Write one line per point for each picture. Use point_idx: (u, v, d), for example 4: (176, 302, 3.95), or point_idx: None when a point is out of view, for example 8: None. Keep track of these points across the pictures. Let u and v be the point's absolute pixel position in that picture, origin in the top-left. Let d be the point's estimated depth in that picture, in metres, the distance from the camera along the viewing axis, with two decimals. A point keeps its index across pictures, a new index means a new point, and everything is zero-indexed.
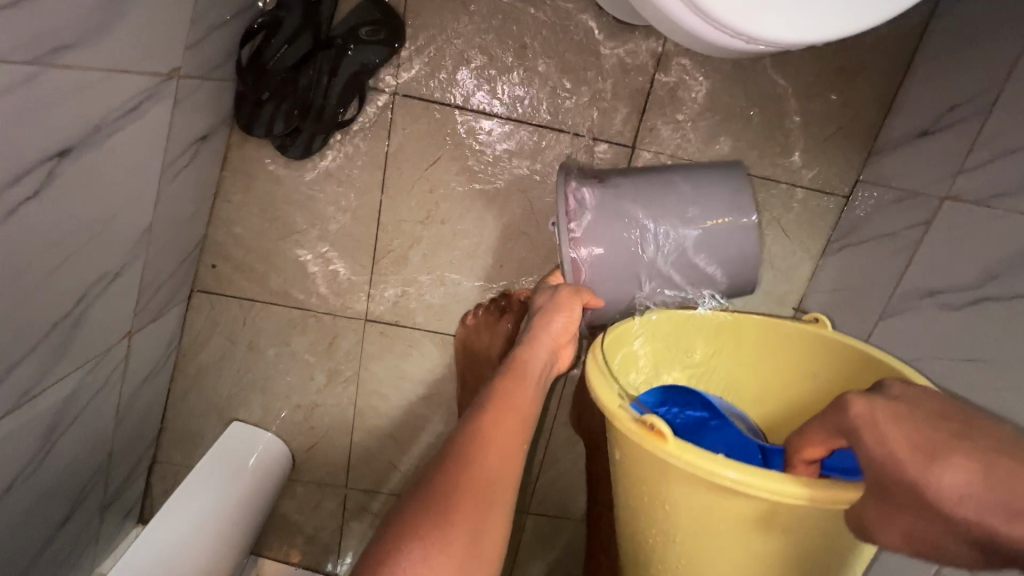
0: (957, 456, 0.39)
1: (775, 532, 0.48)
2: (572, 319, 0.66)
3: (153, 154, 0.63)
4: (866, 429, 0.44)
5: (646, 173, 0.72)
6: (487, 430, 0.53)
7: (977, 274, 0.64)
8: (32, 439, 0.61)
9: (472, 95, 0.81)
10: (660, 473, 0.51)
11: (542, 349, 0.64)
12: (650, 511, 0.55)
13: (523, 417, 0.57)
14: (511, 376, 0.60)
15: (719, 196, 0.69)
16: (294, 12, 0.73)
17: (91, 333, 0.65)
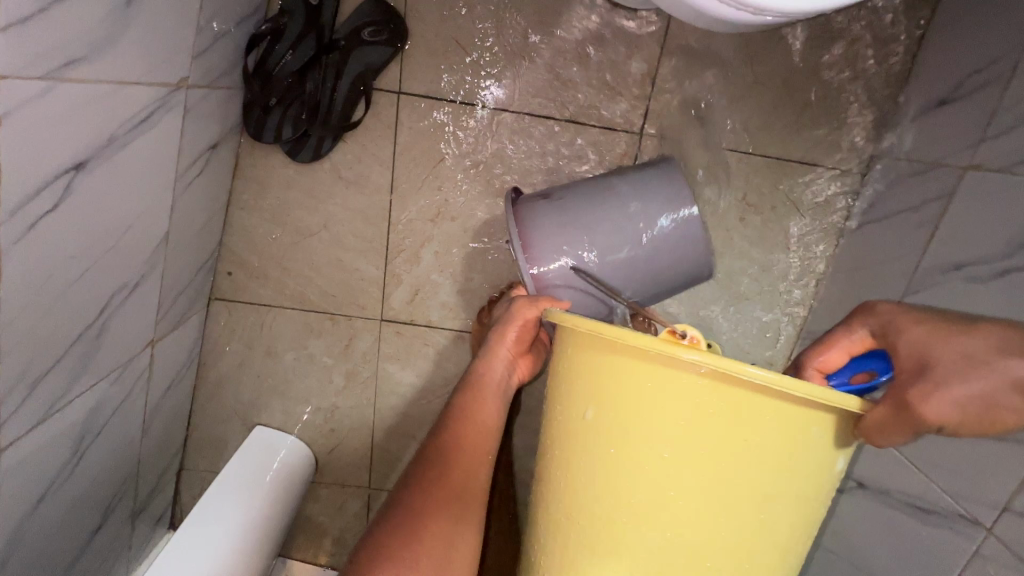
0: (981, 328, 0.39)
1: (775, 477, 0.42)
2: (526, 329, 0.66)
3: (165, 165, 0.64)
4: (897, 318, 0.43)
5: (589, 181, 0.74)
6: (449, 448, 0.58)
7: (1004, 245, 0.62)
8: (61, 448, 0.62)
9: (477, 89, 0.81)
10: (646, 406, 0.42)
11: (499, 362, 0.65)
12: (631, 478, 0.44)
13: (482, 429, 0.61)
14: (469, 392, 0.63)
15: (657, 190, 0.71)
16: (296, 19, 0.74)
17: (114, 343, 0.66)
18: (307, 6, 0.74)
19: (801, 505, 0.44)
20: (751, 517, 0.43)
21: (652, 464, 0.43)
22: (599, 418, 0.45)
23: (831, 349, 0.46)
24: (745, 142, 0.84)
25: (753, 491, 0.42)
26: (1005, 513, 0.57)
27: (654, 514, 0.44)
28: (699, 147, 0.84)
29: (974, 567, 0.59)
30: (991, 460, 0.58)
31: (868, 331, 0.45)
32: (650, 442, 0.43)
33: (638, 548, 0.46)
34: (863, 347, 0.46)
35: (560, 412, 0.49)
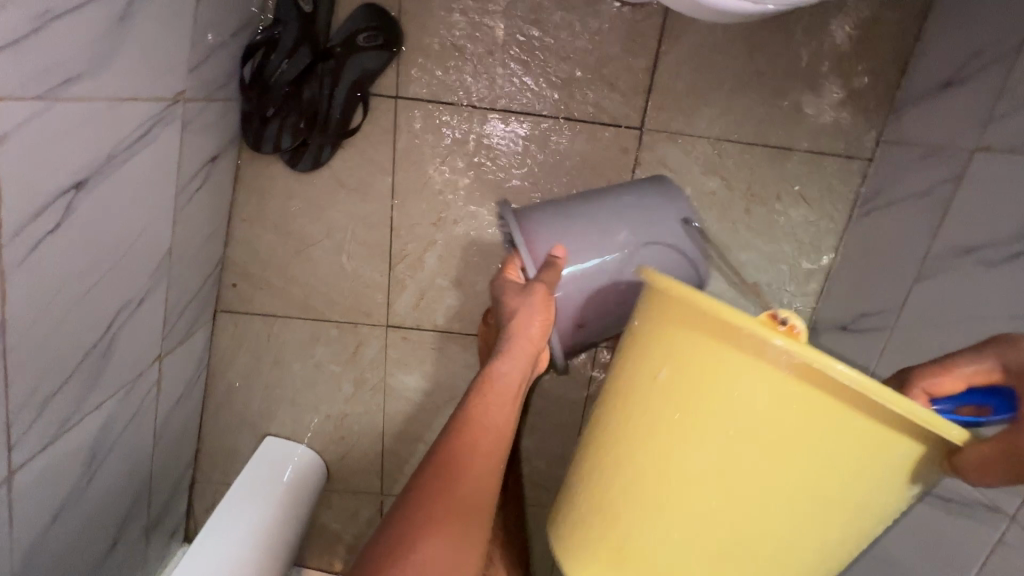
0: None
1: (831, 478, 0.41)
2: (549, 324, 0.63)
3: (166, 179, 0.64)
4: None
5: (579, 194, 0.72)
6: (463, 455, 0.56)
7: (1017, 226, 0.61)
8: (73, 467, 0.62)
9: (475, 91, 0.80)
10: (725, 385, 0.42)
11: (516, 361, 0.61)
12: (687, 454, 0.44)
13: (498, 437, 0.58)
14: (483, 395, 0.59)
15: (643, 195, 0.68)
16: (290, 28, 0.73)
17: (121, 360, 0.66)
18: (300, 14, 0.73)
19: (848, 522, 0.43)
20: (795, 514, 0.43)
21: (711, 445, 0.43)
22: (669, 384, 0.45)
23: (949, 374, 0.43)
24: (748, 133, 0.83)
25: (800, 498, 0.42)
26: None
27: (702, 495, 0.44)
28: (701, 139, 0.83)
29: (997, 554, 0.58)
30: None
31: (1004, 366, 0.41)
32: (719, 423, 0.42)
33: (671, 522, 0.46)
34: (986, 379, 0.42)
35: (627, 374, 0.49)
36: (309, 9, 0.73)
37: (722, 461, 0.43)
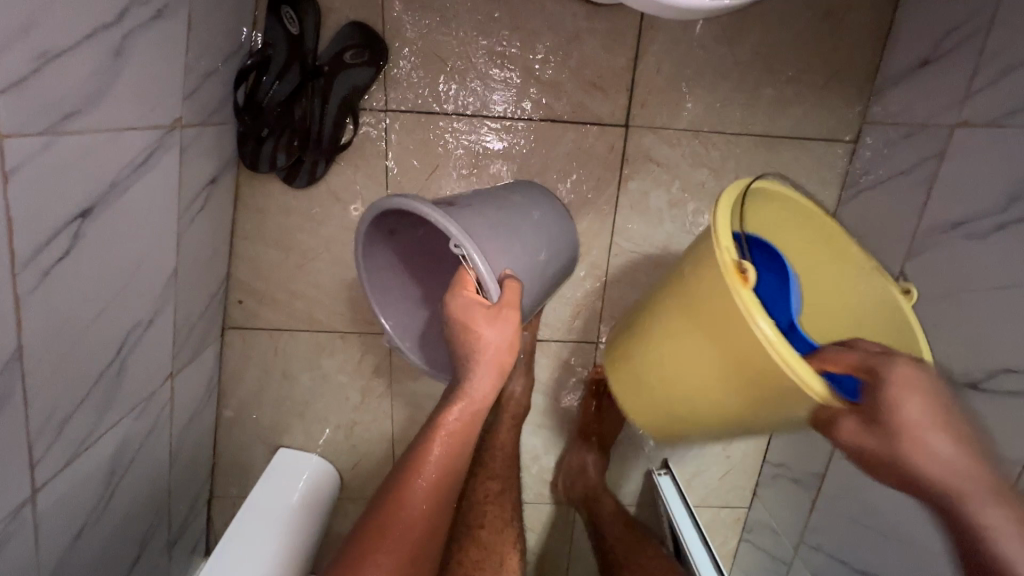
0: (940, 435, 0.49)
1: (736, 374, 0.61)
2: (496, 371, 0.66)
3: (168, 203, 0.67)
4: (903, 385, 0.51)
5: (472, 194, 0.73)
6: (413, 476, 0.66)
7: (1000, 197, 0.61)
8: (94, 484, 0.65)
9: (462, 99, 0.82)
10: (705, 291, 0.62)
11: (487, 379, 0.65)
12: (671, 320, 0.68)
13: (448, 461, 0.66)
14: (444, 420, 0.65)
15: (528, 197, 0.76)
16: (279, 50, 0.76)
17: (135, 380, 0.69)
18: (288, 36, 0.75)
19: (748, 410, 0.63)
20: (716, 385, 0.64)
21: (686, 324, 0.65)
22: (685, 275, 0.66)
23: (840, 359, 0.57)
24: (731, 123, 0.84)
25: (728, 383, 0.62)
26: None
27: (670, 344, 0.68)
28: (686, 133, 0.84)
29: None
30: (1011, 414, 0.58)
31: (869, 371, 0.54)
32: (694, 312, 0.64)
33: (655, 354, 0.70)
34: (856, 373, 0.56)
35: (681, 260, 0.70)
36: (296, 31, 0.75)
37: (695, 337, 0.64)
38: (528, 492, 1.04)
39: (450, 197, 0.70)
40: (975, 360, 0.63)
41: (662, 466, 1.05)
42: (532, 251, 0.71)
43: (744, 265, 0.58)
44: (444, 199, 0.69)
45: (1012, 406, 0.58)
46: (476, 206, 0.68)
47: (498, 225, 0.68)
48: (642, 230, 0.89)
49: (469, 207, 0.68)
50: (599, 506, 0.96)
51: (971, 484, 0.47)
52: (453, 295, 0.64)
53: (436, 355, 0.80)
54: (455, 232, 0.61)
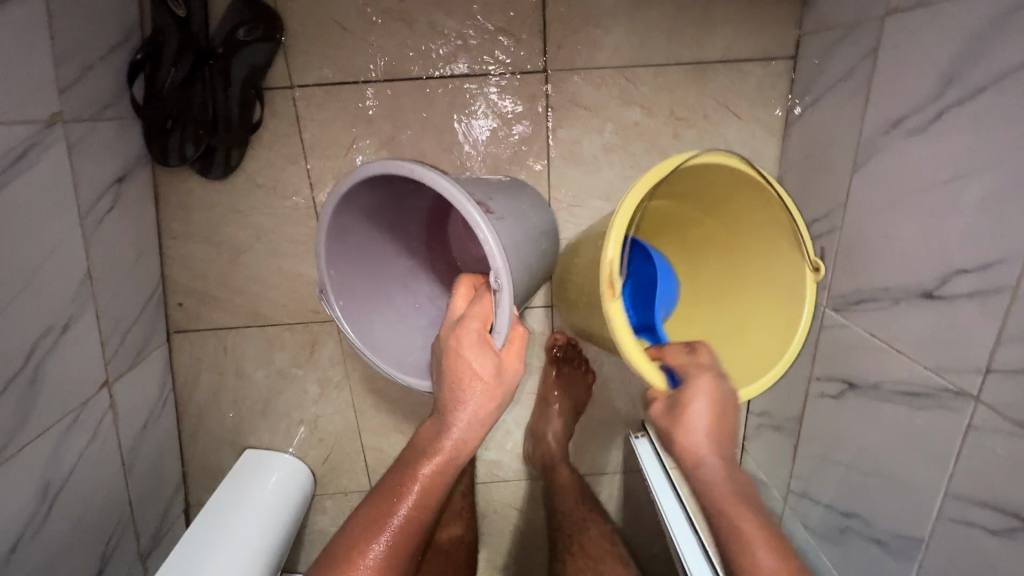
0: (711, 434, 0.61)
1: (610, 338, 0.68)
2: (488, 408, 0.60)
3: (64, 203, 0.65)
4: (703, 386, 0.62)
5: (494, 196, 0.66)
6: (377, 525, 0.58)
7: (934, 83, 0.55)
8: (24, 496, 0.64)
9: (368, 64, 0.78)
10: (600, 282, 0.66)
11: (471, 431, 0.60)
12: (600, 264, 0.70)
13: (420, 514, 0.59)
14: (424, 467, 0.59)
15: (527, 211, 0.72)
16: (168, 36, 0.72)
17: (58, 387, 0.67)
18: (175, 20, 0.72)
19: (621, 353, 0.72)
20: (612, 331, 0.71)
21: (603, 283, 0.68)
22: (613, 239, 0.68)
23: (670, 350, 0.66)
24: (657, 55, 0.79)
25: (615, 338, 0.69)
26: (990, 375, 0.51)
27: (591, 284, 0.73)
28: (610, 72, 0.79)
29: (969, 441, 0.53)
30: (969, 319, 0.52)
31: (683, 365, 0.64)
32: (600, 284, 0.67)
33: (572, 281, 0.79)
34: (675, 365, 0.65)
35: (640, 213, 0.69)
36: (182, 12, 0.72)
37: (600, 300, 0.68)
38: (505, 470, 1.01)
39: (481, 194, 0.63)
40: (930, 264, 0.57)
41: (639, 429, 0.99)
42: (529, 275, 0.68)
43: (614, 280, 0.60)
44: (476, 193, 0.62)
45: (970, 305, 0.52)
46: (504, 220, 0.63)
47: (519, 250, 0.63)
48: (580, 181, 0.84)
49: (502, 221, 0.62)
50: (554, 476, 0.93)
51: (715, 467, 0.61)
52: (467, 322, 0.58)
53: (370, 328, 0.70)
54: (500, 267, 0.56)
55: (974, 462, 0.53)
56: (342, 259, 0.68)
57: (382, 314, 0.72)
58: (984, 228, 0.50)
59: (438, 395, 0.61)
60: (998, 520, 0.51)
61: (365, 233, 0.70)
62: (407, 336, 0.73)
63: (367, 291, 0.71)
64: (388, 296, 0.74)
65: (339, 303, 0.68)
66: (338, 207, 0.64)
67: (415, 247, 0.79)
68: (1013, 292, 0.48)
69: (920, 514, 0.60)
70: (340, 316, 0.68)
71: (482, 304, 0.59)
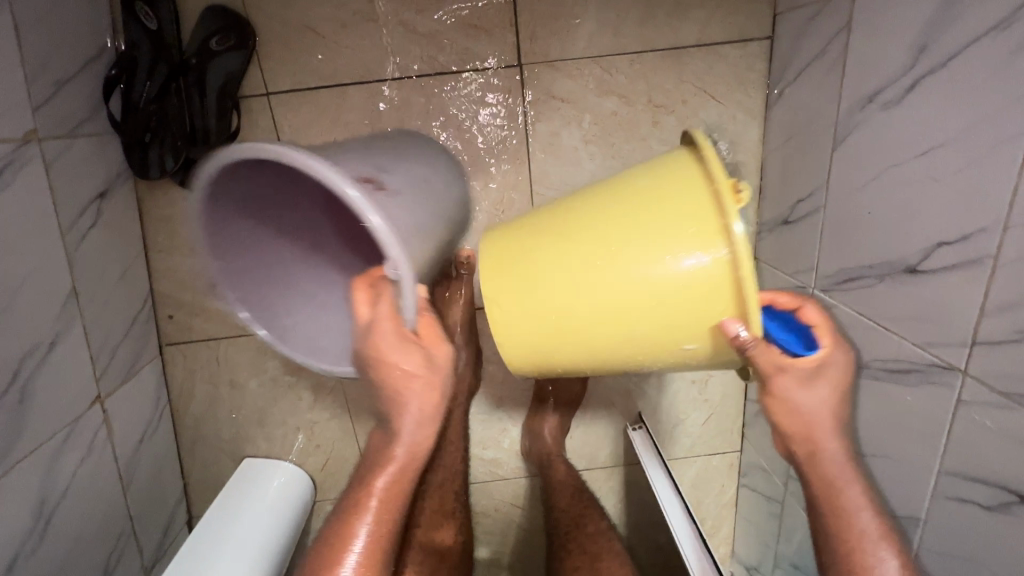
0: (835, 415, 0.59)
1: (690, 276, 0.55)
2: (428, 406, 0.61)
3: (43, 220, 0.65)
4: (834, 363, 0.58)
5: (381, 167, 0.62)
6: (346, 544, 0.60)
7: (906, 54, 0.54)
8: (20, 513, 0.64)
9: (342, 67, 0.78)
10: (682, 210, 0.56)
11: (420, 431, 0.61)
12: (618, 213, 0.59)
13: (385, 521, 0.62)
14: (380, 479, 0.61)
15: (426, 177, 0.68)
16: (142, 50, 0.73)
17: (48, 403, 0.68)
18: (148, 34, 0.73)
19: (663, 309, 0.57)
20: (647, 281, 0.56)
21: (647, 222, 0.57)
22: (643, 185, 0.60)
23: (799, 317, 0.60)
24: (631, 42, 0.78)
25: (675, 283, 0.55)
26: (976, 348, 0.50)
27: (602, 235, 0.58)
28: (585, 61, 0.79)
29: (960, 416, 0.52)
30: (954, 291, 0.51)
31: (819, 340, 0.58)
32: (657, 217, 0.57)
33: (535, 253, 0.62)
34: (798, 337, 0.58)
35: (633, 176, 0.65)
36: (154, 26, 0.73)
37: (655, 235, 0.56)
38: (504, 468, 1.01)
39: (369, 169, 0.59)
40: (912, 239, 0.56)
41: (636, 421, 0.99)
42: (429, 251, 0.65)
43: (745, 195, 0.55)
44: (359, 172, 0.57)
45: (953, 277, 0.51)
46: (390, 196, 0.58)
47: (418, 229, 0.61)
48: (562, 174, 0.83)
49: (395, 198, 0.59)
50: (550, 472, 0.94)
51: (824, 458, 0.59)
52: (379, 328, 0.56)
53: (276, 318, 0.65)
54: (397, 255, 0.51)
55: (966, 437, 0.52)
56: (231, 243, 0.61)
57: (286, 301, 0.67)
58: (962, 198, 0.49)
59: (380, 404, 0.62)
60: (993, 495, 0.50)
61: (251, 224, 0.65)
62: (320, 322, 0.70)
63: (266, 280, 0.66)
64: (292, 281, 0.69)
65: (232, 295, 0.62)
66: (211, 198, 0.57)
67: (314, 215, 0.72)
68: (994, 261, 0.47)
69: (915, 493, 0.59)
70: (239, 308, 0.62)
71: (385, 302, 0.56)
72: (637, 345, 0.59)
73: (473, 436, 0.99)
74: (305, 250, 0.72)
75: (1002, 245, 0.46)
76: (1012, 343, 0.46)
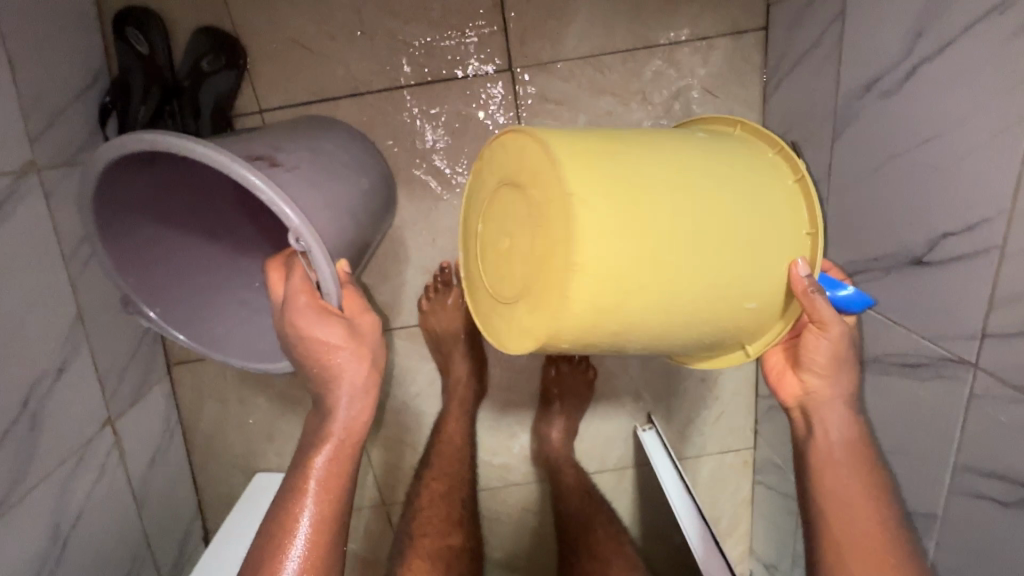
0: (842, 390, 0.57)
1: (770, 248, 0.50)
2: (357, 378, 0.58)
3: (46, 249, 0.66)
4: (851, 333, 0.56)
5: (294, 150, 0.64)
6: (287, 532, 0.56)
7: (902, 42, 0.53)
8: (36, 537, 0.65)
9: (334, 81, 0.78)
10: (759, 174, 0.52)
11: (355, 407, 0.58)
12: (696, 162, 0.50)
13: (328, 506, 0.57)
14: (317, 459, 0.57)
15: (341, 160, 0.70)
16: (135, 75, 0.74)
17: (58, 429, 0.69)
18: (140, 59, 0.74)
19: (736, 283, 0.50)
20: (732, 247, 0.49)
21: (727, 180, 0.50)
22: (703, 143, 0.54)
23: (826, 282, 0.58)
24: (623, 40, 0.77)
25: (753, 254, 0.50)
26: (986, 340, 0.48)
27: (687, 184, 0.49)
28: (577, 62, 0.78)
29: (973, 410, 0.51)
30: (962, 282, 0.50)
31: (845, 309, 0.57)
32: (737, 178, 0.51)
33: (614, 185, 0.46)
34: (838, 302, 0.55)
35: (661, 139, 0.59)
36: (146, 50, 0.74)
37: (738, 198, 0.50)
38: (514, 473, 1.01)
39: (262, 147, 0.61)
40: (917, 228, 0.54)
41: (646, 422, 0.98)
42: (352, 232, 0.67)
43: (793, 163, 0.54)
44: (252, 150, 0.60)
45: (960, 267, 0.50)
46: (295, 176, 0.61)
47: (330, 203, 0.63)
48: None
49: (293, 172, 0.61)
50: (559, 477, 0.93)
51: (834, 405, 0.57)
52: (294, 302, 0.55)
53: (204, 328, 0.73)
54: (299, 226, 0.54)
55: (980, 432, 0.51)
56: (140, 269, 0.69)
57: (218, 311, 0.75)
58: (965, 184, 0.48)
59: (311, 382, 0.59)
60: (1010, 491, 0.48)
61: (151, 237, 0.70)
62: (251, 324, 0.75)
63: (193, 295, 0.74)
64: (219, 289, 0.76)
65: (156, 313, 0.70)
66: (108, 236, 0.65)
67: (240, 229, 0.80)
68: (1001, 250, 0.46)
69: (933, 490, 0.58)
70: (162, 324, 0.70)
71: (298, 276, 0.56)
72: (694, 316, 0.50)
73: (482, 442, 0.99)
74: (234, 257, 0.79)
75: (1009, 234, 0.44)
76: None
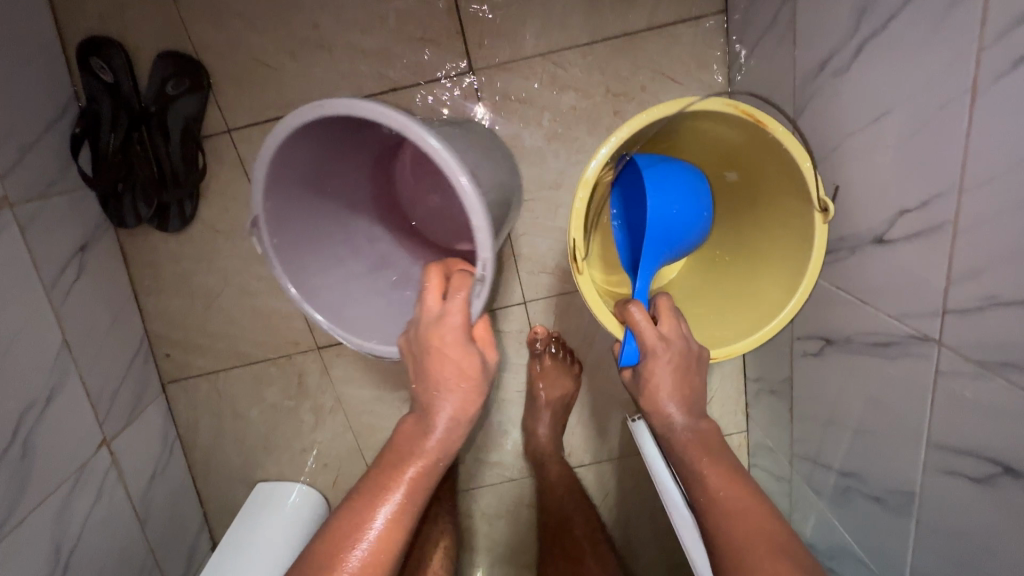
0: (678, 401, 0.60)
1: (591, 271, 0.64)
2: (472, 401, 0.58)
3: (25, 280, 0.68)
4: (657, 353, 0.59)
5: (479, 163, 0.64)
6: (350, 541, 0.52)
7: (849, 20, 0.52)
8: (37, 559, 0.68)
9: (297, 95, 0.79)
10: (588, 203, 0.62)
11: (455, 431, 0.57)
12: None
13: (405, 518, 0.54)
14: (408, 470, 0.55)
15: (492, 169, 0.69)
16: (103, 103, 0.76)
17: (51, 453, 0.71)
18: (106, 87, 0.76)
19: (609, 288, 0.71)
20: None
21: None
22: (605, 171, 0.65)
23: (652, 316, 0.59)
24: (581, 32, 0.77)
25: None
26: (948, 317, 0.47)
27: None
28: (536, 59, 0.78)
29: (940, 387, 0.50)
30: (922, 258, 0.49)
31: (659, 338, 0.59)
32: None
33: None
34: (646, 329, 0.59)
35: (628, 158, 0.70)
36: (110, 78, 0.76)
37: None
38: (510, 469, 1.01)
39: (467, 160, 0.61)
40: (879, 206, 0.53)
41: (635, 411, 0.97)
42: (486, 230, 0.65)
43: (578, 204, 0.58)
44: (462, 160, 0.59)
45: (919, 244, 0.49)
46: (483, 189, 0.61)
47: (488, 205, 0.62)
48: (529, 175, 0.82)
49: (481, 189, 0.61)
50: (544, 472, 0.94)
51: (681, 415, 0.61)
52: (449, 320, 0.55)
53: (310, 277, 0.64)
54: (488, 254, 0.54)
55: (948, 410, 0.50)
56: (285, 198, 0.60)
57: (319, 263, 0.65)
58: (917, 160, 0.47)
59: (421, 394, 0.58)
60: (979, 467, 0.48)
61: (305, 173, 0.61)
62: (347, 286, 0.67)
63: (303, 229, 0.64)
64: (327, 247, 0.67)
65: (272, 243, 0.60)
66: (284, 150, 0.56)
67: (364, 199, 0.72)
68: (954, 224, 0.45)
69: (911, 465, 0.57)
70: (273, 255, 0.60)
71: (461, 295, 0.56)
72: None
73: (473, 441, 1.00)
74: (343, 219, 0.69)
75: (959, 206, 0.44)
76: (979, 311, 0.44)
